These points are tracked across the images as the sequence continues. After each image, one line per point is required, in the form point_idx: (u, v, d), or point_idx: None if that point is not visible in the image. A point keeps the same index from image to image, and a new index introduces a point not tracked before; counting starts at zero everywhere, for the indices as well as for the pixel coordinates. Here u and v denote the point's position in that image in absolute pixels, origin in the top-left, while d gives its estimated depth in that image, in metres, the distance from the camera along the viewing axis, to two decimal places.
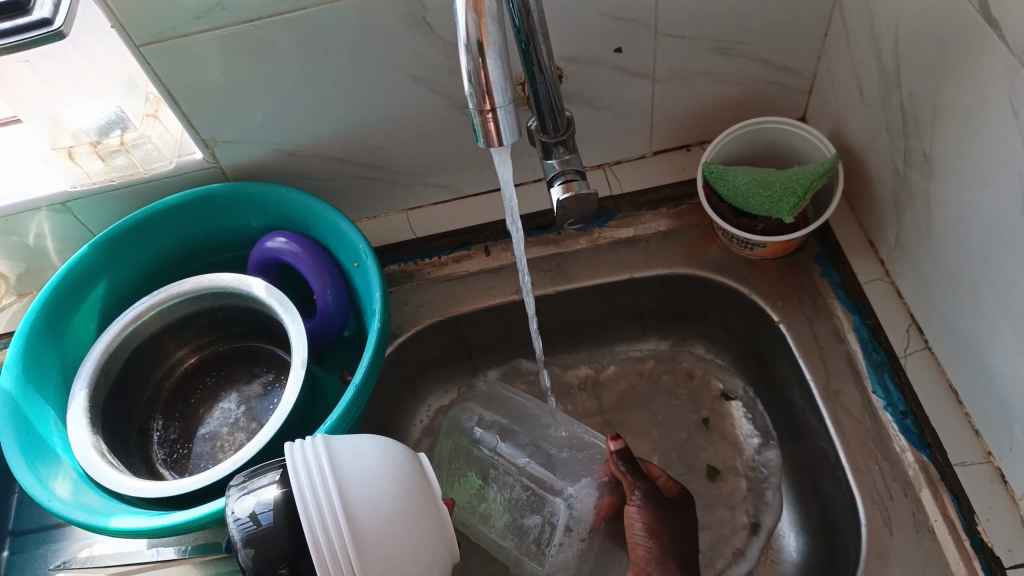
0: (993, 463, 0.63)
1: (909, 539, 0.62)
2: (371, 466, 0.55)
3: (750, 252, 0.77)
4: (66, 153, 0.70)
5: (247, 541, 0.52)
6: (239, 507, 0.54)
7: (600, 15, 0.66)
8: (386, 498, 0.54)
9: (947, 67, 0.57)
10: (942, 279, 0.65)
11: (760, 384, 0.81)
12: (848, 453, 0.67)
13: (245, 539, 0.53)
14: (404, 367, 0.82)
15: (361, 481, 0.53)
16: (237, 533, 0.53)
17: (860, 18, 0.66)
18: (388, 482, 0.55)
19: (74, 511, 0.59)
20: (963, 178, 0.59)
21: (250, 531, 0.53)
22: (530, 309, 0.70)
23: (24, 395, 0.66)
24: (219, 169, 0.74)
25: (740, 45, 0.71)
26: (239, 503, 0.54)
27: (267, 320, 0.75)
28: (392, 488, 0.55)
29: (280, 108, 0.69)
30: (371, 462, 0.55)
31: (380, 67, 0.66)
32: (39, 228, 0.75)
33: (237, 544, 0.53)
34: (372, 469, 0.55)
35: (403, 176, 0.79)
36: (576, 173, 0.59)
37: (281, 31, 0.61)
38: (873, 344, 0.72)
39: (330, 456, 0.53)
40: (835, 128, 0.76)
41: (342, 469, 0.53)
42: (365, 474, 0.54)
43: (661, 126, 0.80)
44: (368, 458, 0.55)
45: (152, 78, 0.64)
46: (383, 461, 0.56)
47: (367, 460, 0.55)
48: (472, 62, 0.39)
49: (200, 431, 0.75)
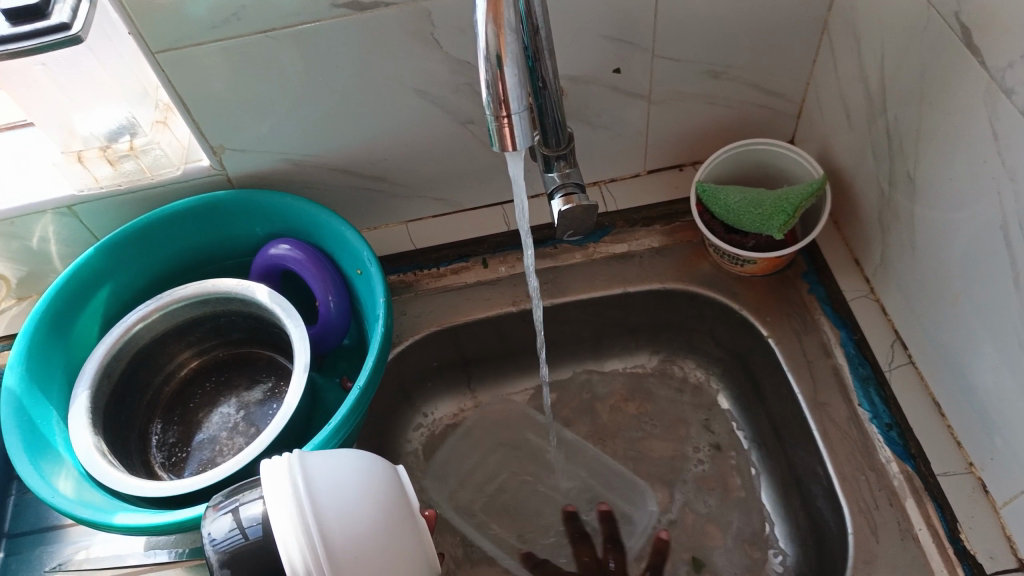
0: (975, 474, 0.65)
1: (895, 546, 0.64)
2: (357, 497, 0.53)
3: (741, 268, 0.80)
4: (76, 157, 0.72)
5: (228, 560, 0.52)
6: (219, 525, 0.53)
7: (601, 36, 0.69)
8: (365, 521, 0.52)
9: (930, 92, 0.60)
10: (924, 296, 0.68)
11: (748, 398, 0.83)
12: (836, 463, 0.69)
13: (225, 558, 0.52)
14: (401, 375, 0.83)
15: (341, 512, 0.52)
16: (217, 552, 0.52)
17: (848, 47, 0.69)
18: (376, 520, 0.53)
19: (77, 509, 0.60)
20: (946, 198, 0.61)
21: (231, 549, 0.52)
22: (539, 317, 0.72)
23: (28, 394, 0.67)
24: (225, 176, 0.76)
25: (732, 69, 0.75)
26: (219, 521, 0.53)
27: (269, 327, 0.76)
28: (372, 514, 0.53)
29: (289, 119, 0.70)
30: (351, 487, 0.54)
31: (389, 81, 0.68)
32: (44, 232, 0.76)
33: (216, 563, 0.52)
34: (358, 506, 0.53)
35: (404, 189, 0.81)
36: (576, 186, 0.61)
37: (292, 44, 0.63)
38: (859, 358, 0.74)
39: (312, 501, 0.51)
40: (822, 150, 0.79)
41: (326, 515, 0.51)
42: (352, 516, 0.52)
43: (655, 146, 0.83)
44: (352, 494, 0.53)
45: (166, 86, 0.65)
46: (366, 493, 0.54)
47: (346, 485, 0.53)
48: (490, 73, 0.42)
49: (199, 436, 0.75)
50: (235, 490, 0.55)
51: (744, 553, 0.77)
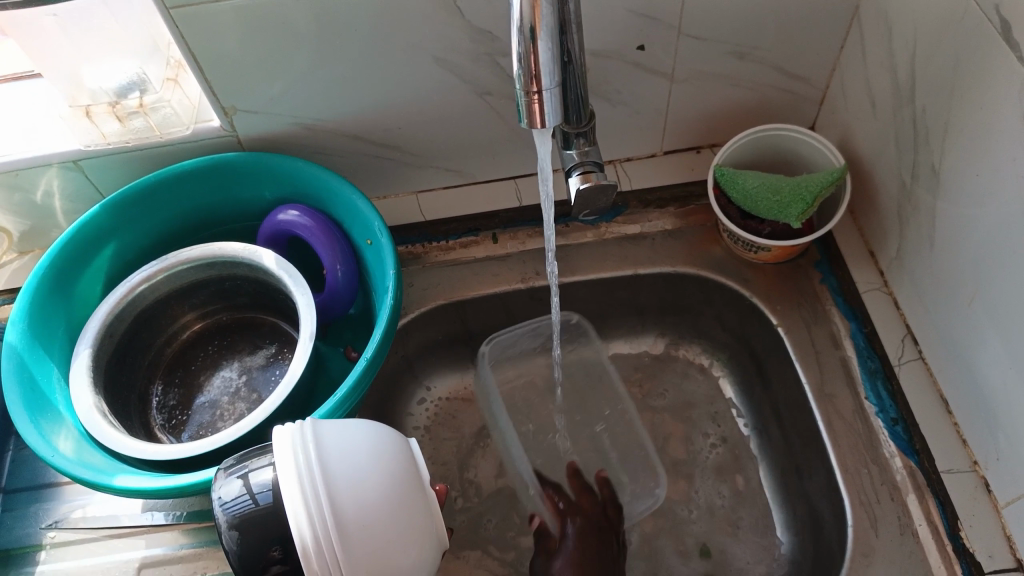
0: (978, 473, 0.65)
1: (893, 540, 0.65)
2: (369, 474, 0.53)
3: (754, 255, 0.79)
4: (83, 112, 0.70)
5: (236, 523, 0.51)
6: (228, 489, 0.53)
7: (626, 11, 0.67)
8: (375, 500, 0.52)
9: (962, 85, 0.59)
10: (939, 292, 0.67)
11: (752, 385, 0.82)
12: (839, 454, 0.69)
13: (234, 522, 0.51)
14: (405, 347, 0.82)
15: (352, 489, 0.51)
16: (225, 515, 0.52)
17: (878, 33, 0.68)
18: (387, 497, 0.53)
19: (77, 469, 0.59)
20: (970, 195, 0.60)
21: (239, 513, 0.51)
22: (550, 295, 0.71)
23: (29, 350, 0.66)
24: (236, 138, 0.74)
25: (757, 51, 0.73)
26: (228, 485, 0.53)
27: (274, 292, 0.75)
28: (383, 493, 0.53)
29: (302, 82, 0.69)
30: (363, 464, 0.53)
31: (406, 47, 0.66)
32: (48, 186, 0.74)
33: (223, 526, 0.52)
34: (372, 489, 0.52)
35: (416, 158, 0.79)
36: (593, 165, 0.60)
37: (309, 5, 0.61)
38: (868, 351, 0.74)
39: (325, 478, 0.50)
40: (844, 138, 0.78)
41: (338, 493, 0.50)
42: (365, 499, 0.51)
43: (673, 126, 0.82)
44: (367, 475, 0.52)
45: (179, 42, 0.63)
46: (379, 470, 0.53)
47: (358, 463, 0.53)
48: (523, 46, 0.41)
49: (200, 399, 0.74)
50: (244, 456, 0.55)
51: (740, 540, 0.77)
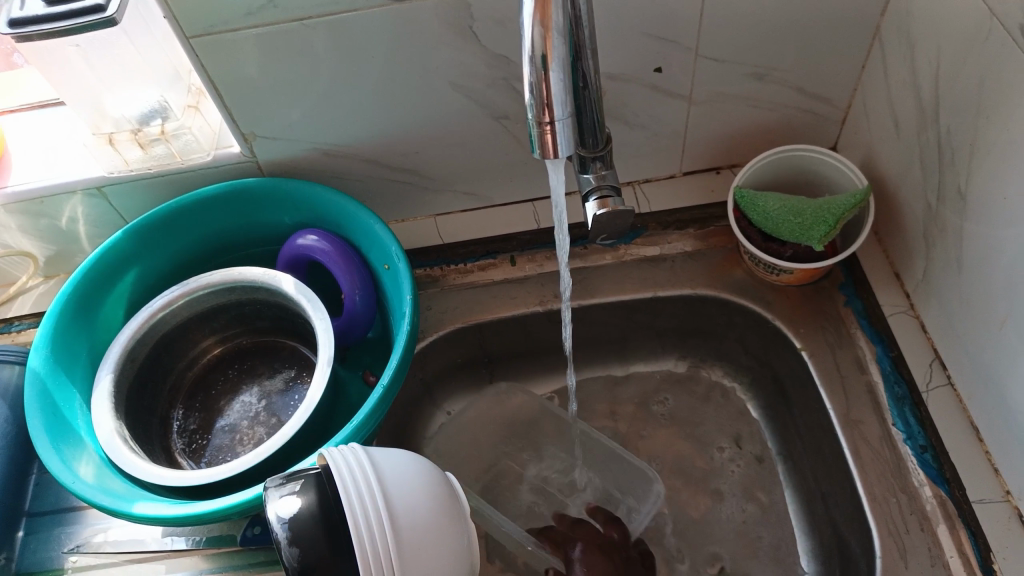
0: (1011, 502, 0.63)
1: (924, 572, 0.62)
2: (429, 531, 0.51)
3: (777, 277, 0.77)
4: (106, 139, 0.71)
5: (294, 535, 0.48)
6: (285, 503, 0.49)
7: (642, 34, 0.67)
8: (436, 559, 0.51)
9: (988, 106, 0.58)
10: (968, 316, 0.65)
11: (777, 410, 0.81)
12: (866, 483, 0.67)
13: (291, 535, 0.48)
14: (424, 370, 0.82)
15: (417, 549, 0.50)
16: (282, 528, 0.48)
17: (900, 52, 0.67)
18: (444, 551, 0.52)
19: (97, 495, 0.60)
20: (997, 217, 0.59)
21: (297, 524, 0.48)
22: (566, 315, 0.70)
23: (53, 376, 0.66)
24: (255, 163, 0.75)
25: (777, 71, 0.72)
26: (282, 500, 0.49)
27: (293, 317, 0.75)
28: (442, 548, 0.52)
29: (320, 108, 0.69)
30: (425, 520, 0.51)
31: (423, 73, 0.67)
32: (73, 212, 0.75)
33: (281, 540, 0.48)
34: (432, 544, 0.51)
35: (434, 182, 0.80)
36: (611, 189, 0.60)
37: (326, 33, 0.62)
38: (895, 376, 0.72)
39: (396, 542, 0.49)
40: (867, 158, 0.77)
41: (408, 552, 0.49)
42: (427, 558, 0.50)
43: (693, 147, 0.81)
44: (428, 533, 0.51)
45: (199, 70, 0.64)
46: (438, 524, 0.52)
47: (420, 520, 0.51)
48: (534, 75, 0.40)
49: (220, 423, 0.75)
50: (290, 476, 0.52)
51: (764, 569, 0.75)
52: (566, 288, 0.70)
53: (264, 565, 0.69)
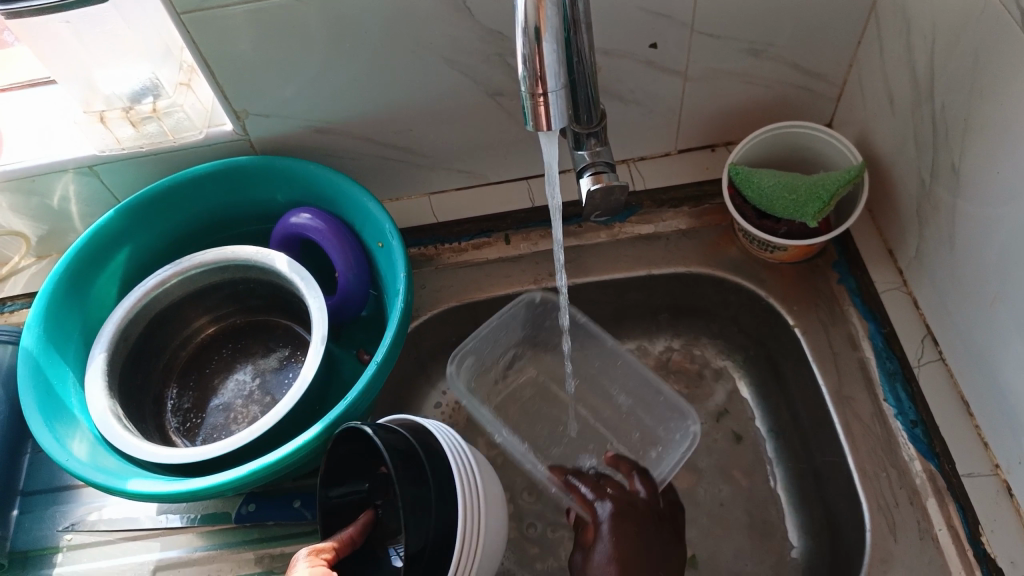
0: (1000, 476, 0.64)
1: (913, 545, 0.63)
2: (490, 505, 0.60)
3: (770, 255, 0.77)
4: (98, 117, 0.70)
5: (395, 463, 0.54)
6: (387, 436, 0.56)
7: (637, 9, 0.66)
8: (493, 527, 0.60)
9: (983, 81, 0.57)
10: (960, 292, 0.66)
11: (770, 387, 0.81)
12: (857, 458, 0.68)
13: (396, 461, 0.54)
14: (418, 349, 0.82)
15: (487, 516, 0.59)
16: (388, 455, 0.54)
17: (896, 27, 0.67)
18: (494, 527, 0.61)
19: (92, 472, 0.60)
20: (990, 193, 0.59)
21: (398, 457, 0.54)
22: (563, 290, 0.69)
23: (45, 354, 0.66)
24: (247, 141, 0.75)
25: (772, 48, 0.72)
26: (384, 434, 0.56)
27: (286, 295, 0.75)
28: (496, 523, 0.61)
29: (312, 85, 0.69)
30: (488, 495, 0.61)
31: (416, 49, 0.66)
32: (64, 191, 0.75)
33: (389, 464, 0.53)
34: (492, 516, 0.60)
35: (428, 160, 0.79)
36: (605, 165, 0.60)
37: (318, 9, 0.61)
38: (887, 353, 0.72)
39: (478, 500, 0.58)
40: (861, 136, 0.76)
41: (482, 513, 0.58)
42: (489, 527, 0.59)
43: (687, 125, 0.81)
44: (491, 505, 0.60)
45: (190, 46, 0.64)
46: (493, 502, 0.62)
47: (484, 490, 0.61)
48: (528, 47, 0.40)
49: (214, 402, 0.75)
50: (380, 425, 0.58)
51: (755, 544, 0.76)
52: (560, 267, 0.70)
53: (257, 543, 0.69)
